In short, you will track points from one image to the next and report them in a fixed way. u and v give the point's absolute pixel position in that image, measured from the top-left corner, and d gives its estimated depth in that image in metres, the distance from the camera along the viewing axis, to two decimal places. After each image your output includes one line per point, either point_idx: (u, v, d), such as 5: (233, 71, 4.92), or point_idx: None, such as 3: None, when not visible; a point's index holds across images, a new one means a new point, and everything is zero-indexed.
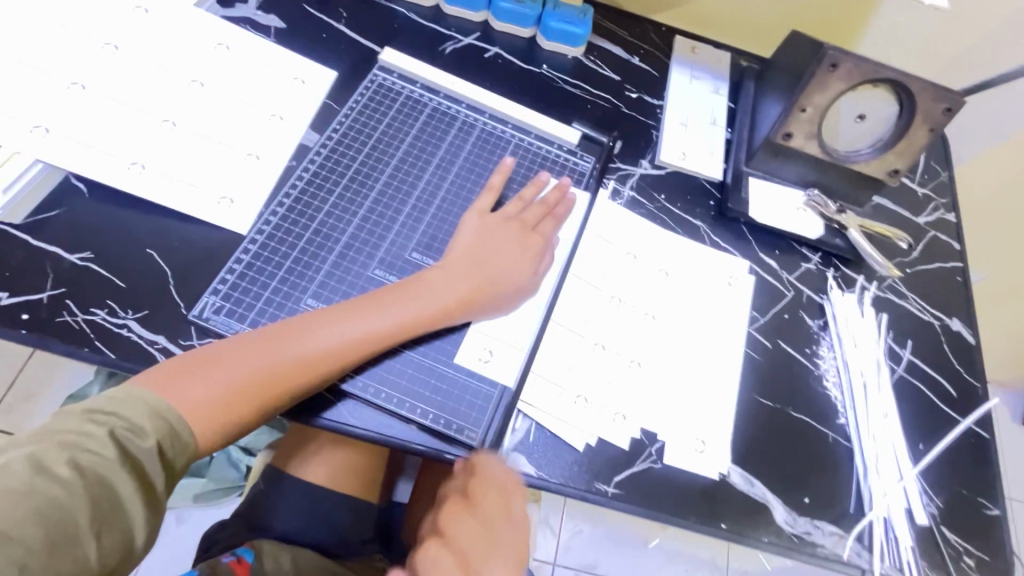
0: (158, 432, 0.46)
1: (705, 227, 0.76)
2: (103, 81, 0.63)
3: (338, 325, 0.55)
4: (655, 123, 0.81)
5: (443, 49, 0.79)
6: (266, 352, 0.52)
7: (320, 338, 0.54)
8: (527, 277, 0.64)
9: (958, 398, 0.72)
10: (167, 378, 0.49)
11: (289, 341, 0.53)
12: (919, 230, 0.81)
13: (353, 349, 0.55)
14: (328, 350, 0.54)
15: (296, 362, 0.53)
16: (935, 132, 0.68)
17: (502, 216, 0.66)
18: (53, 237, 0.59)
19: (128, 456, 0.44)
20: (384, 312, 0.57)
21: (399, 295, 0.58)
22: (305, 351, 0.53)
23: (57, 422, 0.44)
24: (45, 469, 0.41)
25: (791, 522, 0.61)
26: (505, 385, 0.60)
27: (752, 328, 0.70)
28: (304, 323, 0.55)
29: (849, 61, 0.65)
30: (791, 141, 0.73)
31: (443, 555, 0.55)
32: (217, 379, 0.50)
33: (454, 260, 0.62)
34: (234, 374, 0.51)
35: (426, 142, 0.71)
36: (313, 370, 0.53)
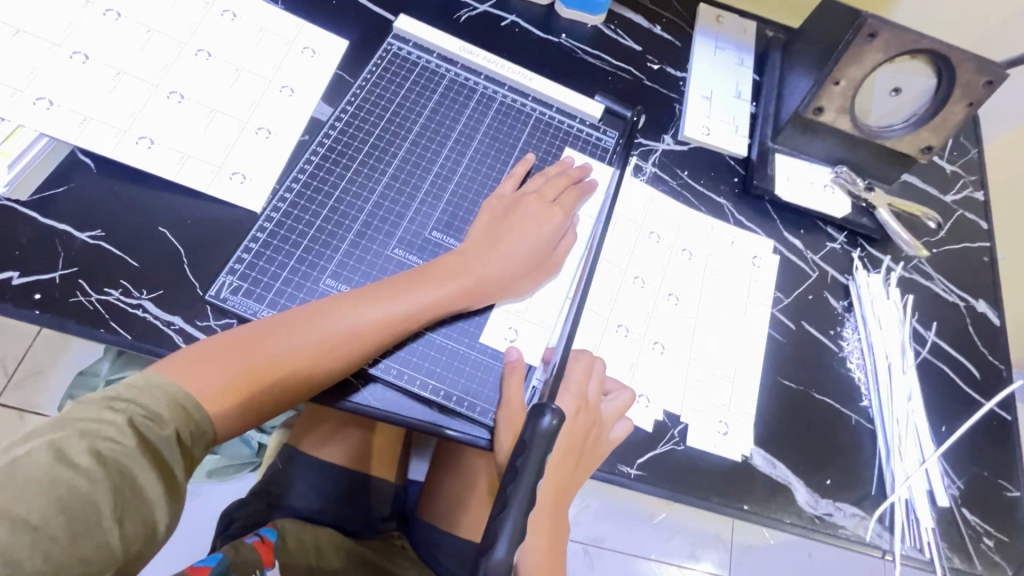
0: (175, 422, 0.45)
1: (729, 205, 0.74)
2: (107, 50, 0.61)
3: (356, 311, 0.53)
4: (678, 97, 0.78)
5: (458, 17, 0.76)
6: (284, 338, 0.51)
7: (338, 324, 0.52)
8: (549, 259, 0.62)
9: (982, 379, 0.71)
10: (187, 363, 0.48)
11: (307, 327, 0.52)
12: (947, 209, 0.79)
13: (373, 334, 0.53)
14: (347, 335, 0.52)
15: (313, 348, 0.51)
16: (973, 107, 0.66)
17: (522, 194, 0.64)
18: (62, 214, 0.58)
19: (147, 444, 0.43)
20: (403, 297, 0.55)
21: (417, 279, 0.56)
22: (323, 335, 0.52)
23: (77, 410, 0.43)
24: (66, 458, 0.40)
25: (813, 504, 0.61)
26: (532, 365, 0.60)
27: (776, 309, 0.69)
28: (321, 308, 0.53)
29: (887, 31, 0.62)
30: (821, 116, 0.71)
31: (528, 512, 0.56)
32: (236, 364, 0.49)
33: (474, 242, 0.60)
34: (252, 361, 0.50)
35: (443, 116, 0.68)
36: (332, 357, 0.52)
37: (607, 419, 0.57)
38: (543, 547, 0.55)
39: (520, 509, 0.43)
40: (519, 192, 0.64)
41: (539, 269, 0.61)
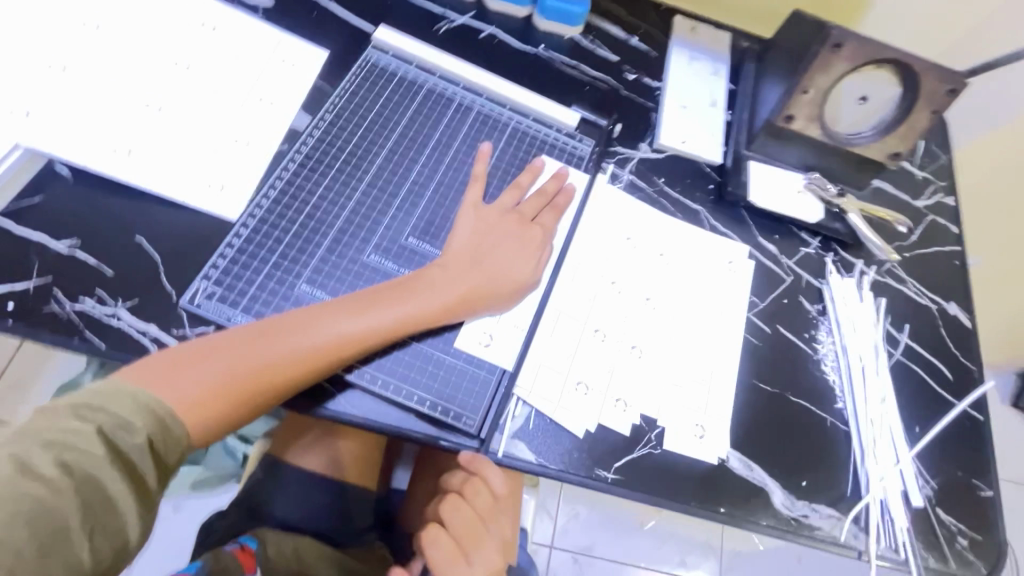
0: (149, 429, 0.45)
1: (705, 211, 0.75)
2: (86, 61, 0.61)
3: (334, 322, 0.54)
4: (655, 106, 0.80)
5: (437, 29, 0.77)
6: (262, 347, 0.52)
7: (317, 337, 0.53)
8: (530, 272, 0.63)
9: (954, 381, 0.72)
10: (162, 372, 0.48)
11: (286, 336, 0.52)
12: (918, 214, 0.81)
13: (350, 346, 0.54)
14: (324, 346, 0.53)
15: (291, 357, 0.52)
16: (936, 114, 0.67)
17: (502, 210, 0.65)
18: (39, 224, 0.58)
19: (118, 453, 0.43)
20: (382, 309, 0.56)
21: (398, 292, 0.57)
22: (301, 347, 0.52)
23: (42, 419, 0.43)
24: (31, 470, 0.40)
25: (789, 505, 0.62)
26: (504, 370, 0.60)
27: (750, 313, 0.70)
28: (299, 318, 0.54)
29: (852, 41, 0.64)
30: (792, 124, 0.72)
31: (439, 539, 0.65)
32: (211, 375, 0.49)
33: (454, 256, 0.61)
34: (229, 371, 0.50)
35: (421, 125, 0.69)
36: (310, 368, 0.53)
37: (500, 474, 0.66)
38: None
39: None
40: (503, 207, 0.66)
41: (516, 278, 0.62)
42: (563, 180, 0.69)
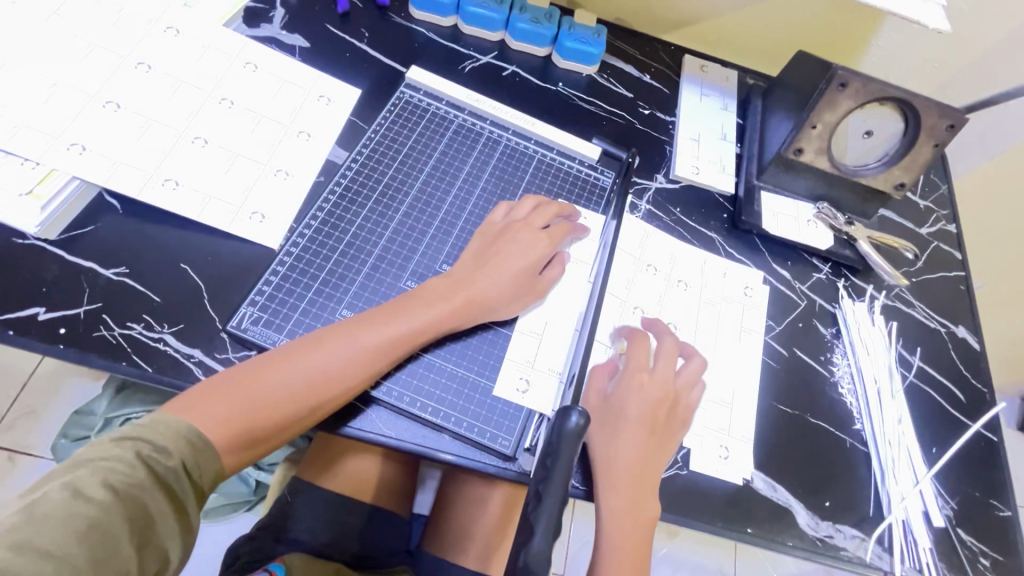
0: (181, 453, 0.46)
1: (720, 238, 0.78)
2: (137, 98, 0.65)
3: (351, 338, 0.55)
4: (669, 139, 0.84)
5: (462, 68, 0.82)
6: (282, 369, 0.53)
7: (335, 353, 0.54)
8: (538, 280, 0.65)
9: (967, 403, 0.74)
10: (191, 400, 0.50)
11: (305, 356, 0.54)
12: (923, 241, 0.85)
13: (368, 360, 0.55)
14: (342, 363, 0.54)
15: (312, 377, 0.53)
16: (938, 147, 0.71)
17: (514, 221, 0.66)
18: (89, 252, 0.60)
19: (157, 477, 0.44)
20: (396, 323, 0.57)
21: (412, 304, 0.58)
22: (320, 365, 0.54)
23: (88, 451, 0.45)
24: (80, 493, 0.41)
25: (814, 526, 0.63)
26: (541, 415, 0.60)
27: (768, 336, 0.72)
28: (319, 338, 0.55)
29: (856, 81, 0.68)
30: (801, 156, 0.76)
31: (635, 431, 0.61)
32: (235, 399, 0.50)
33: (464, 266, 0.63)
34: (256, 391, 0.51)
35: (451, 158, 0.73)
36: (334, 385, 0.54)
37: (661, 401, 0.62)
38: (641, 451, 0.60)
39: (551, 514, 0.41)
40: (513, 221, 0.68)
41: (527, 289, 0.64)
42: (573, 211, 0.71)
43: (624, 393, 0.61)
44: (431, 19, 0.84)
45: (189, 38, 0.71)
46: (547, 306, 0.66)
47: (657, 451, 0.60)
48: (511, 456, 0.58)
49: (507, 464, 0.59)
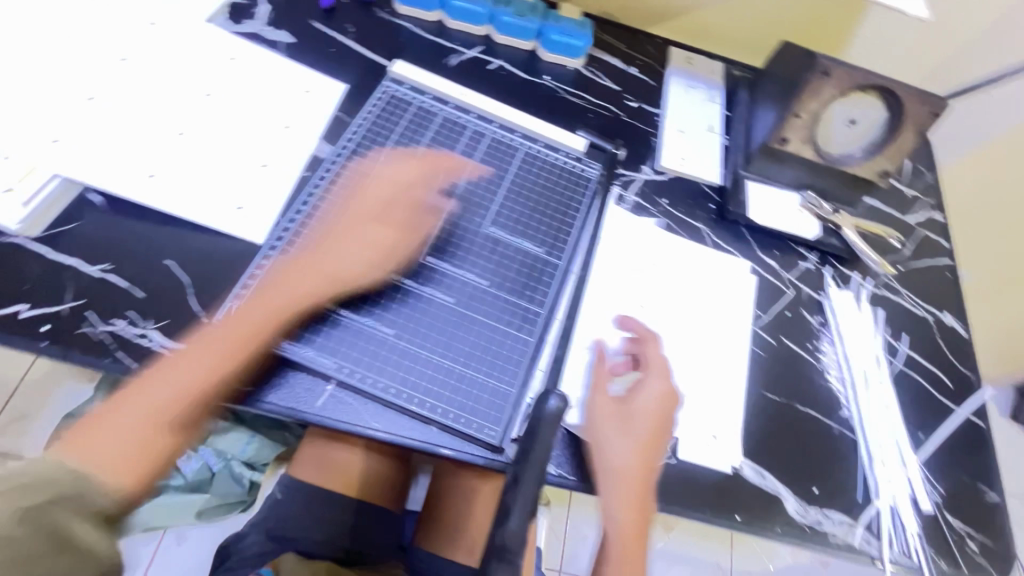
0: (56, 487, 0.45)
1: (707, 229, 0.78)
2: (119, 93, 0.65)
3: (166, 373, 0.55)
4: (655, 131, 0.84)
5: (448, 62, 0.82)
6: (130, 404, 0.53)
7: (156, 393, 0.54)
8: (393, 257, 0.64)
9: (954, 389, 0.74)
10: (75, 442, 0.49)
11: (142, 392, 0.54)
12: (909, 230, 0.85)
13: (189, 391, 0.55)
14: (163, 398, 0.54)
15: (144, 409, 0.53)
16: (922, 134, 0.72)
17: (350, 217, 0.66)
18: (72, 249, 0.60)
19: (50, 502, 0.44)
20: (192, 358, 0.56)
21: (210, 340, 0.57)
22: (146, 403, 0.53)
23: None
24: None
25: (803, 512, 0.63)
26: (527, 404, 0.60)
27: (755, 325, 0.73)
28: (141, 380, 0.54)
29: (839, 69, 0.68)
30: (786, 146, 0.77)
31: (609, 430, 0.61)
32: (124, 427, 0.51)
33: (282, 275, 0.61)
34: (115, 425, 0.51)
35: (436, 151, 0.73)
36: (177, 408, 0.54)
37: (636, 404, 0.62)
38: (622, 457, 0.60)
39: (523, 508, 0.53)
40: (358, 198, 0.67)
41: (387, 261, 0.64)
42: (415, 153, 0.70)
43: (645, 400, 0.62)
44: (417, 14, 0.84)
45: (172, 34, 0.71)
46: (533, 295, 0.66)
47: (657, 456, 0.61)
48: (498, 446, 0.58)
49: (495, 454, 0.58)
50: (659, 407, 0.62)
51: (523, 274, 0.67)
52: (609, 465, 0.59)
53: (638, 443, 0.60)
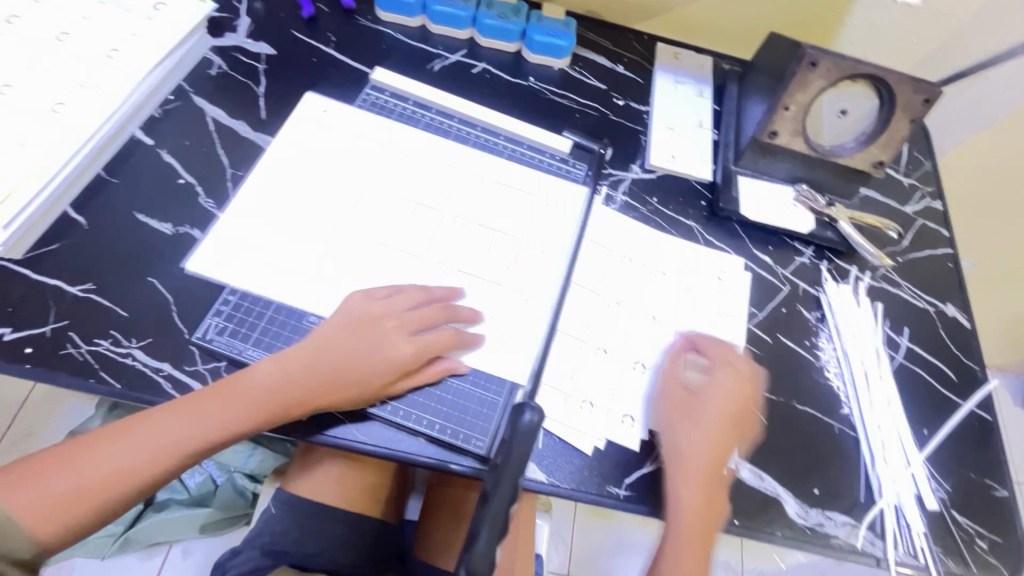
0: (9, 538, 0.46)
1: (699, 227, 0.77)
2: (86, 102, 0.64)
3: (115, 447, 0.50)
4: (644, 128, 0.83)
5: (431, 67, 0.81)
6: (103, 457, 0.50)
7: (105, 461, 0.50)
8: None
9: (958, 381, 0.72)
10: (50, 513, 0.47)
11: (80, 462, 0.49)
12: (907, 219, 0.83)
13: (149, 464, 0.50)
14: (116, 470, 0.49)
15: (115, 472, 0.49)
16: (915, 122, 0.70)
17: None
18: (54, 271, 0.60)
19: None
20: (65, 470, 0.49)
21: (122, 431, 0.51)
22: (105, 466, 0.49)
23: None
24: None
25: (804, 514, 0.61)
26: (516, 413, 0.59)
27: (751, 323, 0.71)
28: (107, 434, 0.51)
29: (827, 59, 0.67)
30: (776, 139, 0.75)
31: (689, 424, 0.61)
32: (60, 488, 0.48)
33: None
34: (84, 467, 0.49)
35: (420, 160, 0.72)
36: (109, 493, 0.49)
37: (704, 392, 0.62)
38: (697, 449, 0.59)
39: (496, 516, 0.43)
40: None
41: None
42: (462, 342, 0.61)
43: (717, 389, 0.62)
44: (398, 20, 0.83)
45: (141, 38, 0.69)
46: (513, 298, 0.65)
47: (729, 454, 0.60)
48: (487, 457, 0.57)
49: (484, 465, 0.57)
50: (729, 402, 0.62)
51: (507, 281, 0.66)
52: (686, 456, 0.59)
53: (714, 444, 0.60)
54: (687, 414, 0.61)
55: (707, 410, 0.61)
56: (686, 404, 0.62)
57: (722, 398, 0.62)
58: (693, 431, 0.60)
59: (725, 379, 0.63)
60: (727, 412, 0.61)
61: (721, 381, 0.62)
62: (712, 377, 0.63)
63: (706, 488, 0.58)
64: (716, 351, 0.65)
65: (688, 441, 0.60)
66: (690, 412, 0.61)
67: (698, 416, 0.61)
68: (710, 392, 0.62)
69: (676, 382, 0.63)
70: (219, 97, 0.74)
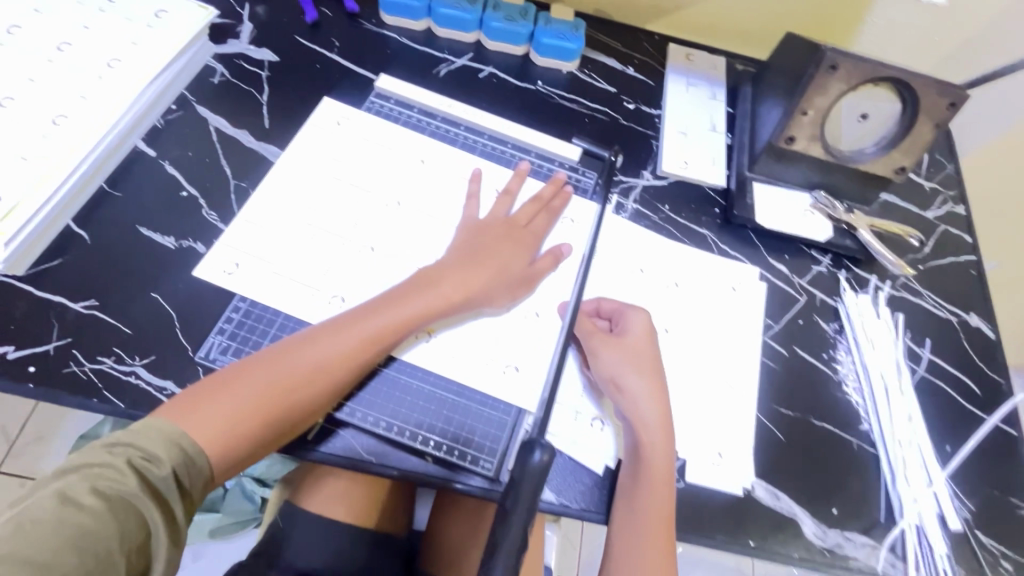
0: (173, 460, 0.44)
1: (712, 235, 0.75)
2: (88, 115, 0.63)
3: (299, 355, 0.51)
4: (655, 133, 0.81)
5: (437, 72, 0.80)
6: (278, 368, 0.50)
7: (288, 372, 0.50)
8: None
9: (982, 395, 0.70)
10: (230, 420, 0.47)
11: (265, 369, 0.50)
12: (929, 225, 0.80)
13: (329, 370, 0.52)
14: (292, 383, 0.50)
15: (295, 379, 0.50)
16: (940, 127, 0.67)
17: None
18: (56, 287, 0.59)
19: (147, 485, 0.43)
20: (307, 354, 0.52)
21: (289, 351, 0.52)
22: (284, 376, 0.50)
23: (85, 455, 0.44)
24: (70, 500, 0.40)
25: (821, 535, 0.60)
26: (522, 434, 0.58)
27: (766, 336, 0.69)
28: (280, 351, 0.52)
29: (847, 62, 0.64)
30: (794, 144, 0.72)
31: (626, 371, 0.59)
32: (243, 397, 0.48)
33: None
34: (260, 382, 0.49)
35: (425, 172, 0.71)
36: (287, 401, 0.50)
37: (636, 337, 0.61)
38: (646, 396, 0.58)
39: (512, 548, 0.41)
40: None
41: None
42: (560, 256, 0.67)
43: (638, 332, 0.62)
44: (403, 24, 0.81)
45: (143, 47, 0.68)
46: (522, 314, 0.64)
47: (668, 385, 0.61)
48: (494, 477, 0.56)
49: (492, 485, 0.56)
50: (650, 335, 0.62)
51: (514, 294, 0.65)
52: (632, 411, 0.58)
53: (648, 376, 0.59)
54: (622, 358, 0.60)
55: (639, 352, 0.61)
56: (612, 345, 0.61)
57: (638, 343, 0.61)
58: (629, 370, 0.59)
59: (637, 320, 0.62)
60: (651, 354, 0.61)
61: (634, 318, 0.62)
62: (625, 322, 0.63)
63: (650, 421, 0.57)
64: (608, 301, 0.65)
65: (637, 389, 0.58)
66: (627, 357, 0.60)
67: (627, 366, 0.59)
68: (636, 334, 0.62)
69: (590, 333, 0.62)
70: (222, 105, 0.72)
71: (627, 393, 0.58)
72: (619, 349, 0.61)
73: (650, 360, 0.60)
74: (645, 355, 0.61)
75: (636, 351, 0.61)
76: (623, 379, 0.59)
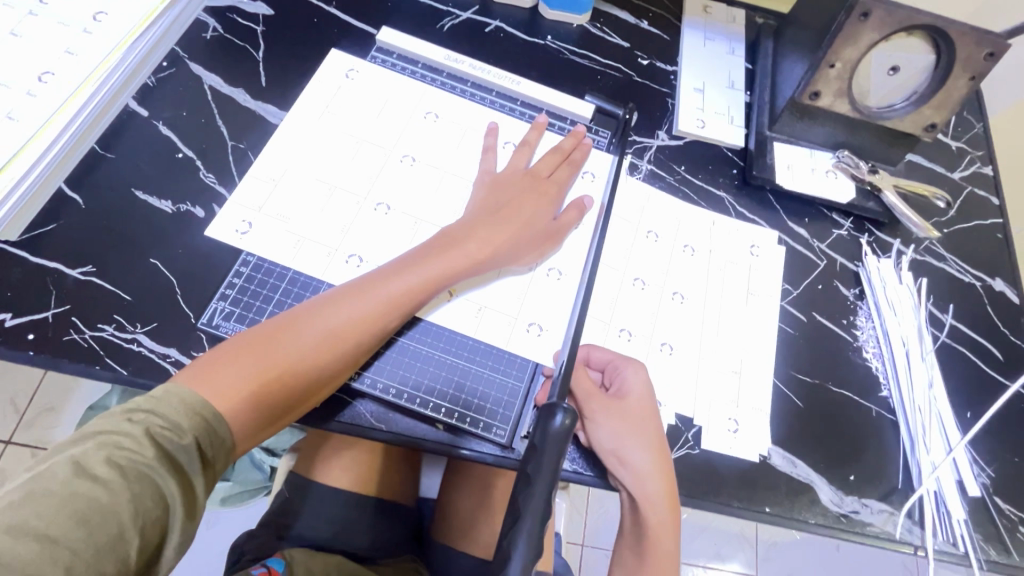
0: (195, 431, 0.41)
1: (730, 198, 0.72)
2: (77, 71, 0.60)
3: (316, 321, 0.50)
4: (671, 91, 0.77)
5: (441, 26, 0.75)
6: (295, 335, 0.49)
7: (306, 338, 0.49)
8: None
9: (1005, 361, 0.68)
10: (250, 386, 0.45)
11: (280, 336, 0.48)
12: (955, 186, 0.77)
13: (349, 335, 0.50)
14: (310, 350, 0.48)
15: (315, 346, 0.49)
16: (975, 80, 0.64)
17: None
18: (52, 253, 0.57)
19: (166, 456, 0.39)
20: (324, 319, 0.50)
21: (305, 317, 0.50)
22: (304, 342, 0.48)
23: (98, 422, 0.40)
24: (85, 470, 0.37)
25: (838, 502, 0.59)
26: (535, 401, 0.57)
27: (784, 302, 0.67)
28: (294, 318, 0.50)
29: (880, 9, 0.60)
30: (818, 100, 0.69)
31: (627, 441, 0.54)
32: (260, 364, 0.46)
33: None
34: (278, 349, 0.47)
35: (430, 133, 0.68)
36: (307, 367, 0.48)
37: (636, 395, 0.56)
38: (648, 463, 0.54)
39: (534, 526, 0.39)
40: None
41: None
42: (584, 209, 0.64)
43: (638, 388, 0.56)
44: None
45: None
46: (533, 279, 0.62)
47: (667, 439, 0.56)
48: (507, 444, 0.55)
49: (505, 453, 0.55)
50: (650, 391, 0.57)
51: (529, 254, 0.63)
52: (636, 478, 0.53)
53: (651, 444, 0.54)
54: (624, 427, 0.54)
55: (639, 414, 0.55)
56: (611, 412, 0.55)
57: (638, 403, 0.55)
58: (633, 442, 0.54)
59: (637, 377, 0.56)
60: (651, 412, 0.56)
61: (633, 377, 0.56)
62: (620, 376, 0.57)
63: (658, 496, 0.54)
64: (600, 351, 0.58)
65: (638, 458, 0.53)
66: (627, 421, 0.55)
67: (628, 437, 0.54)
68: (635, 391, 0.56)
69: (588, 394, 0.56)
70: (215, 62, 0.69)
71: (629, 464, 0.53)
72: (619, 415, 0.55)
73: (651, 419, 0.56)
74: (646, 415, 0.56)
75: (635, 412, 0.55)
76: (623, 451, 0.53)
